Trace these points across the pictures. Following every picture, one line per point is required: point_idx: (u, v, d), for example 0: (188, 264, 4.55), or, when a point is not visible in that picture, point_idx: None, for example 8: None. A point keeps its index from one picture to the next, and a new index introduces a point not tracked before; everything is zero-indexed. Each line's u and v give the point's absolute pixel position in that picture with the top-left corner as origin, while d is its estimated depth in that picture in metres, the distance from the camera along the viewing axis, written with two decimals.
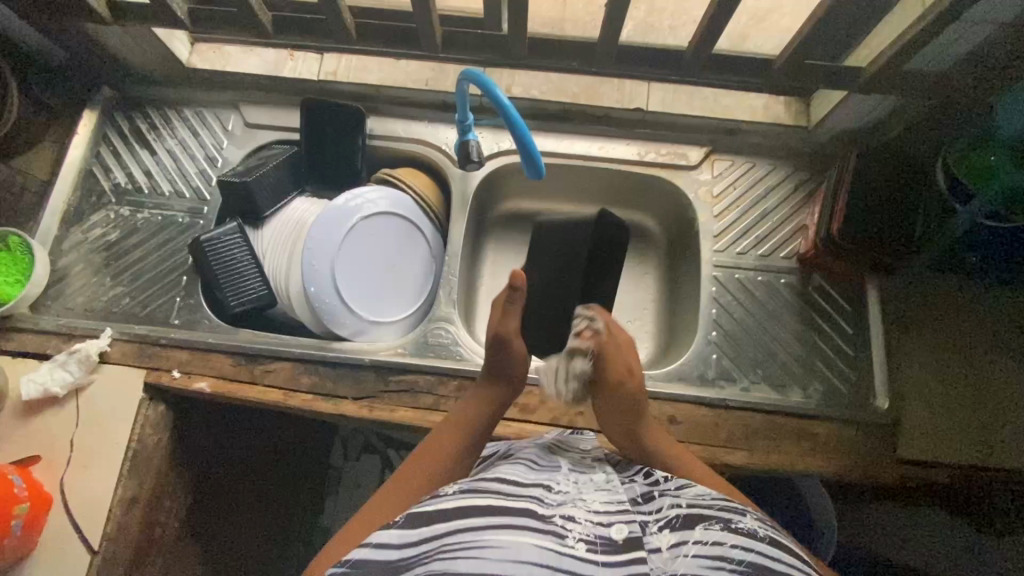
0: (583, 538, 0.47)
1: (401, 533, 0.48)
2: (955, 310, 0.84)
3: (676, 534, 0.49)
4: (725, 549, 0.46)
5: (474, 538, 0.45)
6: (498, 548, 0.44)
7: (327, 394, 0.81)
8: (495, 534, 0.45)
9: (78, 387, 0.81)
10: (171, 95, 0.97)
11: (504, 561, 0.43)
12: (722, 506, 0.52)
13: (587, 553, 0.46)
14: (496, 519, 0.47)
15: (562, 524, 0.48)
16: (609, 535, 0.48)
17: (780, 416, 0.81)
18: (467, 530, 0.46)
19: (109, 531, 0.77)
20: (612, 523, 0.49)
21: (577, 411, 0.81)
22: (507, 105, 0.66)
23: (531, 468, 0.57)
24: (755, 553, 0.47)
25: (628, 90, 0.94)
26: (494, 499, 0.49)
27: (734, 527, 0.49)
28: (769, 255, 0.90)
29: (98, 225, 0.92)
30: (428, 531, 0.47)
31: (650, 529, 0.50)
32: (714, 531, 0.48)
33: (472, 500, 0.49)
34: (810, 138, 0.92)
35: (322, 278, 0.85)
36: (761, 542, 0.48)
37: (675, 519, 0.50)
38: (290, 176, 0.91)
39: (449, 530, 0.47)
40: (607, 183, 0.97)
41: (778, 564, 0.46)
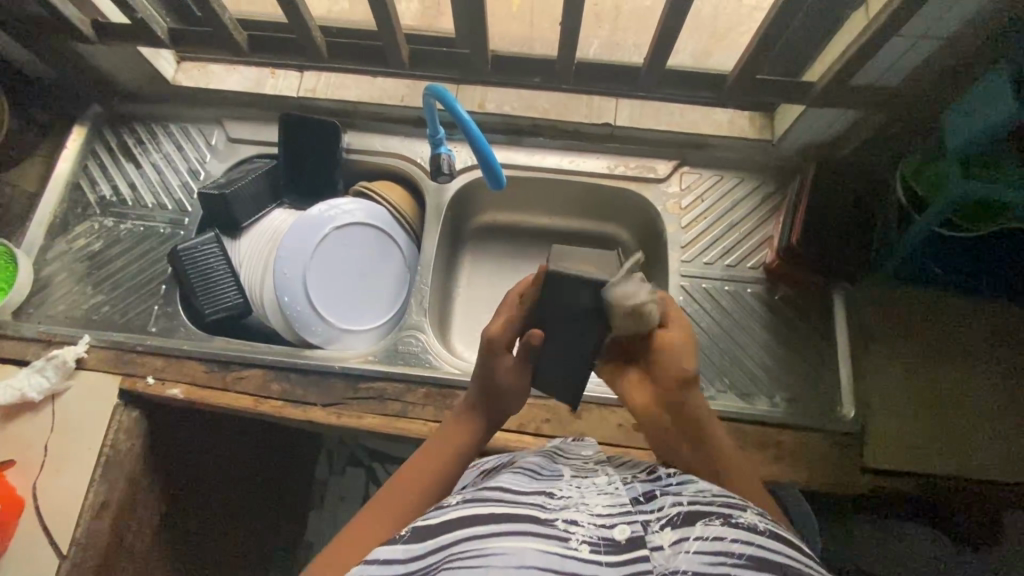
0: (586, 540, 0.44)
1: (406, 547, 0.46)
2: (926, 321, 0.84)
3: (678, 531, 0.45)
4: (726, 544, 0.44)
5: (475, 547, 0.43)
6: (501, 555, 0.42)
7: (297, 400, 0.82)
8: (498, 542, 0.43)
9: (54, 393, 0.83)
10: (157, 112, 1.01)
11: (507, 569, 0.41)
12: (723, 500, 0.49)
13: (591, 555, 0.43)
14: (498, 526, 0.44)
15: (564, 527, 0.45)
16: (612, 537, 0.44)
17: (746, 424, 0.82)
18: (467, 539, 0.44)
19: (78, 536, 0.78)
20: (614, 524, 0.46)
21: (544, 419, 0.82)
22: (466, 119, 0.69)
23: (531, 477, 0.53)
24: (756, 546, 0.44)
25: (597, 107, 0.97)
26: (493, 506, 0.46)
27: (735, 521, 0.46)
28: (735, 265, 0.91)
29: (82, 236, 0.95)
30: (430, 543, 0.45)
31: (653, 527, 0.46)
32: (714, 526, 0.45)
33: (471, 509, 0.46)
34: (776, 152, 0.94)
35: (295, 286, 0.87)
36: (762, 535, 0.45)
37: (677, 516, 0.47)
38: (268, 188, 0.93)
39: (450, 540, 0.45)
40: (579, 196, 0.99)
41: (779, 557, 0.44)
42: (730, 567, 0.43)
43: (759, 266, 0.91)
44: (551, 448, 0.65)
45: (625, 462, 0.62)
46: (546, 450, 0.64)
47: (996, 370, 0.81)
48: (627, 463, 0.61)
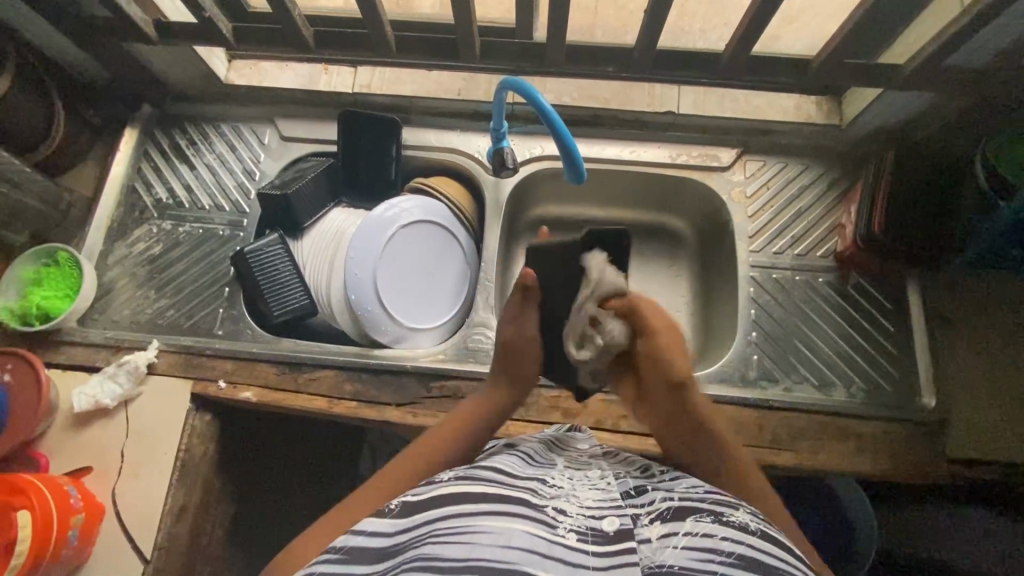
0: (574, 528, 0.45)
1: (393, 521, 0.46)
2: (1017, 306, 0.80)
3: (667, 526, 0.46)
4: (716, 541, 0.45)
5: (465, 524, 0.43)
6: (489, 533, 0.42)
7: (371, 401, 0.82)
8: (487, 520, 0.44)
9: (127, 398, 0.83)
10: (209, 112, 1.00)
11: (494, 547, 0.41)
12: (715, 500, 0.50)
13: (578, 542, 0.44)
14: (486, 506, 0.45)
15: (553, 515, 0.45)
16: (600, 527, 0.45)
17: (826, 415, 0.80)
18: (456, 517, 0.44)
19: (160, 540, 0.78)
20: (603, 516, 0.46)
21: (620, 414, 0.81)
22: (551, 111, 0.68)
23: (523, 465, 0.54)
24: (748, 546, 0.45)
25: (659, 96, 0.94)
26: (487, 487, 0.48)
27: (725, 520, 0.47)
28: (806, 254, 0.89)
29: (141, 240, 0.94)
30: (420, 518, 0.46)
31: (642, 521, 0.47)
32: (704, 523, 0.46)
33: (463, 488, 0.48)
34: (843, 137, 0.92)
35: (363, 285, 0.86)
36: (754, 536, 0.46)
37: (666, 511, 0.48)
38: (327, 187, 0.92)
39: (440, 515, 0.45)
40: (640, 186, 0.98)
41: (771, 559, 0.44)
42: (719, 564, 0.43)
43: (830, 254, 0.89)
44: (543, 439, 0.65)
45: (620, 458, 0.62)
46: (544, 439, 0.65)
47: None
48: (622, 459, 0.63)
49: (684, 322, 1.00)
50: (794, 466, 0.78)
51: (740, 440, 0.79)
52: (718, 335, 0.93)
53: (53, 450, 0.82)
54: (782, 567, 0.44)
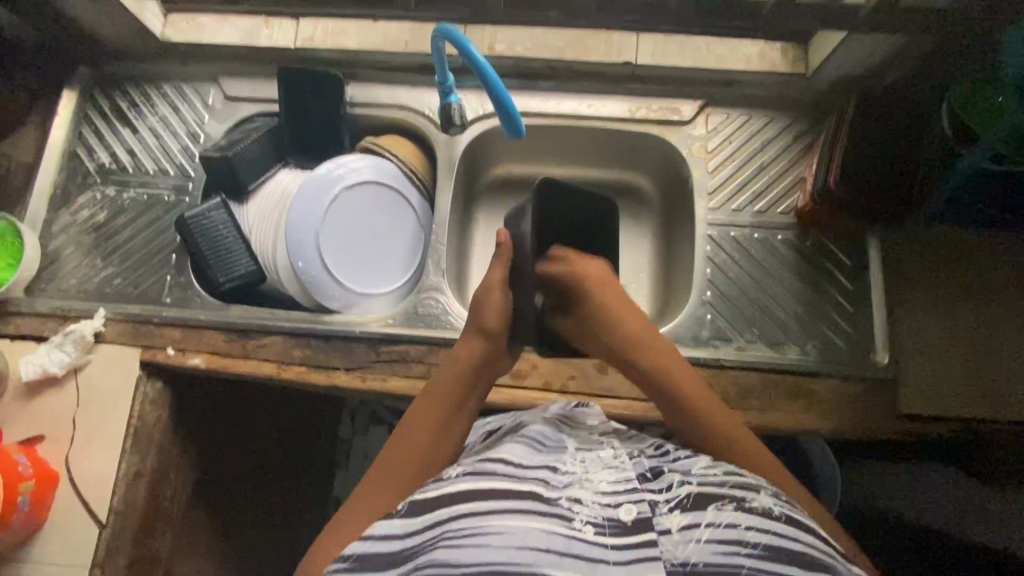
0: (591, 521, 0.47)
1: (403, 523, 0.48)
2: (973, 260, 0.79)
3: (688, 515, 0.48)
4: (740, 533, 0.47)
5: (476, 525, 0.46)
6: (501, 535, 0.45)
7: (320, 365, 0.81)
8: (501, 520, 0.46)
9: (77, 367, 0.83)
10: (150, 72, 0.96)
11: (509, 548, 0.44)
12: (734, 483, 0.51)
13: (597, 536, 0.46)
14: (499, 503, 0.47)
15: (568, 507, 0.48)
16: (619, 517, 0.48)
17: (777, 374, 0.80)
18: (467, 517, 0.46)
19: (116, 505, 0.79)
20: (619, 504, 0.49)
21: (569, 375, 0.81)
22: (482, 63, 0.65)
23: (531, 448, 0.54)
24: (771, 535, 0.47)
25: (617, 44, 0.89)
26: (499, 482, 0.48)
27: (747, 507, 0.49)
28: (765, 211, 0.87)
29: (86, 206, 0.92)
30: (431, 518, 0.47)
31: (661, 510, 0.49)
32: (727, 512, 0.48)
33: (475, 484, 0.48)
34: (809, 86, 0.88)
35: (308, 251, 0.84)
36: (774, 522, 0.48)
37: (686, 499, 0.49)
38: (272, 148, 0.89)
39: (450, 516, 0.47)
40: (599, 143, 0.95)
41: (791, 543, 0.47)
42: (743, 558, 0.46)
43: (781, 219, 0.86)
44: (551, 412, 0.64)
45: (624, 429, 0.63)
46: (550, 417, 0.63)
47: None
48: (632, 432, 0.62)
49: (645, 283, 0.98)
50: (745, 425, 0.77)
51: None
52: (676, 294, 0.92)
53: (5, 419, 0.82)
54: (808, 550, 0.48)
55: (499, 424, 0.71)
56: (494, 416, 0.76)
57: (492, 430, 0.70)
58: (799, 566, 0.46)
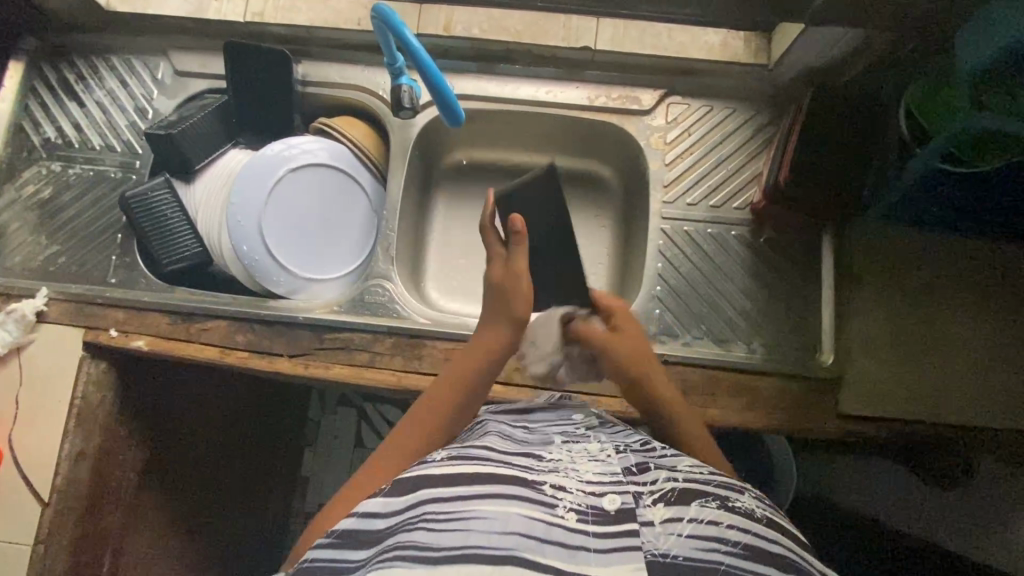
0: (574, 508, 0.47)
1: (387, 502, 0.48)
2: (917, 259, 0.79)
3: (671, 510, 0.48)
4: (722, 530, 0.46)
5: (459, 508, 0.45)
6: (486, 519, 0.44)
7: (263, 351, 0.80)
8: (483, 505, 0.45)
9: (20, 346, 0.82)
10: (97, 43, 0.93)
11: (491, 533, 0.43)
12: (721, 482, 0.51)
13: (578, 523, 0.46)
14: (484, 488, 0.47)
15: (552, 493, 0.48)
16: (601, 505, 0.47)
17: (720, 371, 0.79)
18: (450, 499, 0.46)
19: (58, 484, 0.80)
20: (602, 493, 0.48)
21: (513, 367, 0.80)
22: (417, 49, 0.65)
23: (520, 441, 0.56)
24: (754, 535, 0.47)
25: (575, 29, 0.86)
26: (484, 467, 0.49)
27: (731, 506, 0.49)
28: (721, 206, 0.85)
29: (31, 182, 0.90)
30: (412, 501, 0.47)
31: (644, 501, 0.48)
32: (710, 509, 0.48)
33: (460, 468, 0.49)
34: (772, 78, 0.86)
35: (252, 235, 0.83)
36: (756, 523, 0.48)
37: (670, 493, 0.49)
38: (221, 126, 0.87)
39: (432, 498, 0.46)
40: (559, 130, 0.93)
41: (774, 546, 0.47)
42: (722, 554, 0.45)
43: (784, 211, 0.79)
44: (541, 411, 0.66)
45: (618, 428, 0.63)
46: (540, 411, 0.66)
47: (975, 311, 0.77)
48: (620, 430, 0.63)
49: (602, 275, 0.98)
50: None
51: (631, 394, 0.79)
52: (630, 287, 0.91)
53: None
54: (788, 553, 0.47)
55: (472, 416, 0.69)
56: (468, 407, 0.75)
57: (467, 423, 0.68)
58: (778, 568, 0.45)
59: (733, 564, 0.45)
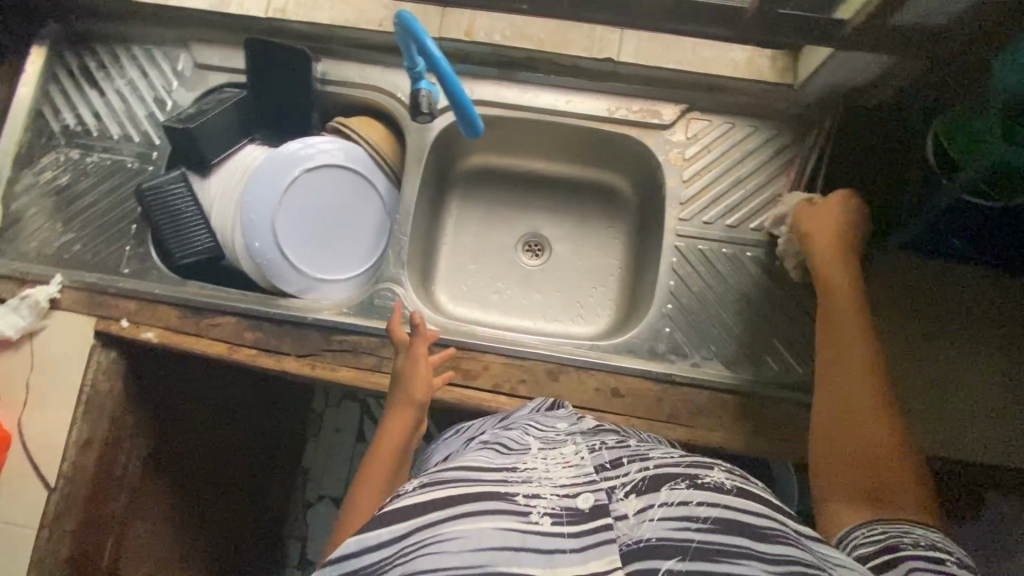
0: (548, 512, 0.41)
1: (358, 539, 0.40)
2: (909, 285, 0.79)
3: (642, 498, 0.43)
4: (692, 508, 0.42)
5: (434, 535, 0.39)
6: (458, 539, 0.39)
7: (271, 349, 0.81)
8: (456, 525, 0.40)
9: (32, 331, 0.83)
10: (120, 33, 0.94)
11: (466, 554, 0.38)
12: (691, 461, 0.47)
13: (554, 527, 0.40)
14: (456, 509, 0.41)
15: (525, 501, 0.42)
16: (575, 506, 0.42)
17: (728, 394, 0.79)
18: (427, 527, 0.40)
19: (66, 469, 0.81)
20: (576, 494, 0.43)
21: (519, 378, 0.80)
22: (437, 56, 0.63)
23: (494, 452, 0.50)
24: (727, 506, 0.42)
25: (599, 39, 0.85)
26: (455, 486, 0.43)
27: (700, 483, 0.44)
28: (737, 226, 0.84)
29: (49, 168, 0.90)
30: (386, 533, 0.40)
31: (617, 495, 0.43)
32: (680, 491, 0.43)
33: (432, 491, 0.42)
34: (797, 98, 0.84)
35: (265, 233, 0.83)
36: (729, 494, 0.43)
37: (640, 482, 0.44)
38: (238, 121, 0.87)
39: (410, 529, 0.40)
40: (578, 140, 0.92)
41: (752, 516, 0.41)
42: (695, 531, 0.40)
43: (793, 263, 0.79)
44: (524, 424, 0.62)
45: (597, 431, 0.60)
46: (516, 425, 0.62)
47: (971, 339, 0.77)
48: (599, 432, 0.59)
49: (613, 287, 0.98)
50: (687, 442, 0.77)
51: (638, 412, 0.78)
52: (640, 303, 0.90)
53: None
54: (764, 523, 0.41)
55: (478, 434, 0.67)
56: (471, 423, 0.73)
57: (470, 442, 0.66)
58: (756, 539, 0.40)
59: (707, 541, 0.39)
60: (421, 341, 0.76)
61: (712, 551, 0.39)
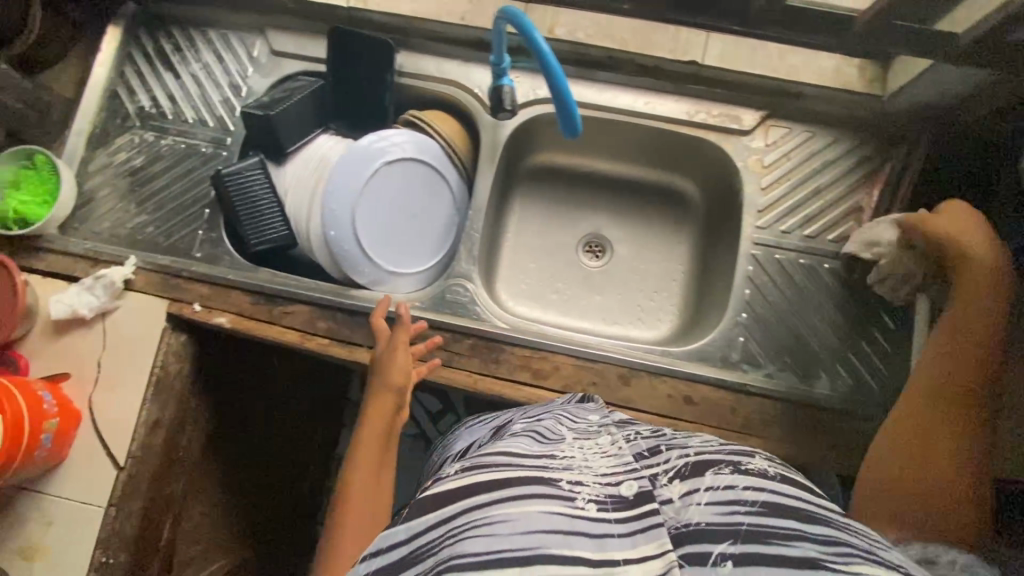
0: (593, 498, 0.41)
1: (409, 523, 0.40)
2: None
3: (687, 484, 0.43)
4: (739, 492, 0.41)
5: (482, 516, 0.38)
6: (507, 521, 0.38)
7: (343, 339, 0.81)
8: (502, 507, 0.39)
9: (105, 310, 0.83)
10: (197, 16, 0.93)
11: (516, 536, 0.37)
12: (730, 450, 0.46)
13: (599, 512, 0.40)
14: (501, 492, 0.40)
15: (569, 487, 0.41)
16: (620, 492, 0.42)
17: (803, 408, 0.78)
18: (473, 509, 0.39)
19: (134, 450, 0.81)
20: (619, 481, 0.43)
21: (591, 382, 0.79)
22: (546, 52, 0.62)
23: (534, 437, 0.49)
24: (771, 492, 0.41)
25: (684, 41, 0.85)
26: (497, 471, 0.42)
27: (744, 469, 0.43)
28: (815, 237, 0.83)
29: (123, 149, 0.91)
30: (433, 516, 0.39)
31: (661, 481, 0.43)
32: (725, 475, 0.43)
33: (475, 476, 0.41)
34: (882, 109, 0.83)
35: (343, 223, 0.83)
36: (772, 480, 0.42)
37: (683, 467, 0.44)
38: (315, 110, 0.87)
39: (457, 511, 0.39)
40: (651, 142, 0.92)
41: (797, 501, 0.41)
42: (745, 514, 0.39)
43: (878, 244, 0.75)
44: (556, 412, 0.60)
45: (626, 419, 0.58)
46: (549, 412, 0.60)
47: None
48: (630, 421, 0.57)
49: (676, 292, 0.97)
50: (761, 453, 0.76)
51: (711, 420, 0.78)
52: (708, 311, 0.90)
53: (34, 353, 0.83)
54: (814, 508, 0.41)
55: (505, 422, 0.64)
56: (499, 414, 0.70)
57: (496, 431, 0.63)
58: (804, 521, 0.39)
59: (756, 524, 0.39)
60: (402, 331, 0.76)
61: (762, 534, 0.38)
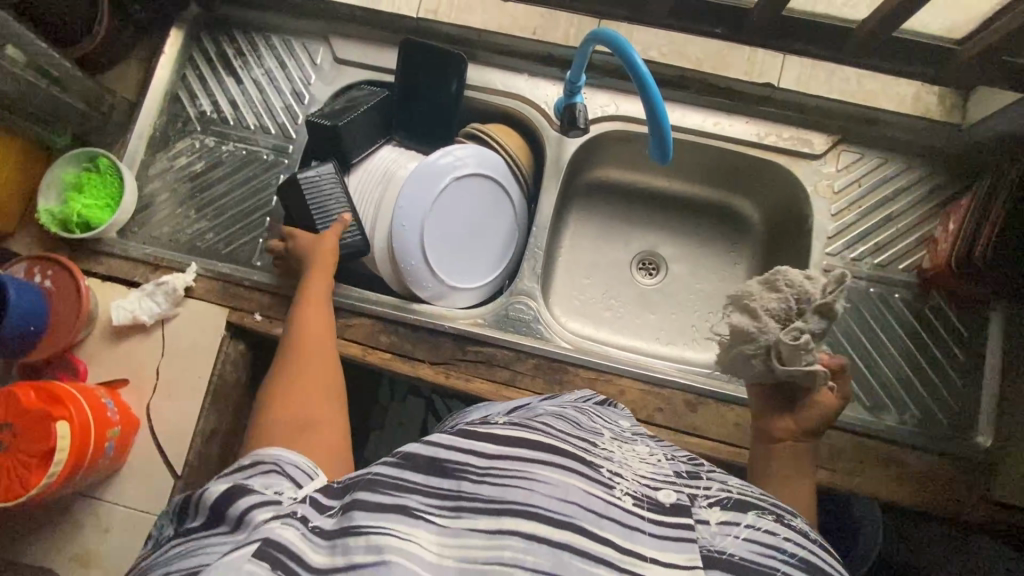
0: (631, 492, 0.39)
1: (454, 436, 0.39)
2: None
3: (727, 513, 0.41)
4: (778, 540, 0.40)
5: (524, 468, 0.37)
6: (548, 483, 0.37)
7: (406, 355, 0.80)
8: (545, 468, 0.38)
9: (165, 317, 0.83)
10: (261, 21, 0.93)
11: (551, 499, 0.36)
12: (772, 500, 0.44)
13: (635, 507, 0.38)
14: (543, 453, 0.39)
15: (609, 475, 0.40)
16: (657, 497, 0.40)
17: (871, 441, 0.77)
18: (515, 457, 0.38)
19: (191, 459, 0.80)
20: (659, 486, 0.41)
21: (656, 408, 0.78)
22: (645, 73, 0.63)
23: (572, 422, 0.47)
24: (811, 552, 0.40)
25: (760, 64, 0.85)
26: (541, 436, 0.40)
27: (786, 522, 0.42)
28: (885, 266, 0.82)
29: (183, 153, 0.90)
30: (476, 442, 0.38)
31: (700, 502, 0.42)
32: (767, 520, 0.41)
33: (521, 432, 0.40)
34: (957, 138, 0.82)
35: (409, 238, 0.81)
36: (814, 543, 0.41)
37: (726, 498, 0.43)
38: (380, 121, 0.86)
39: (500, 451, 0.38)
40: (715, 162, 0.90)
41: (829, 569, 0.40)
42: (781, 562, 0.38)
43: (804, 333, 0.64)
44: (585, 404, 0.57)
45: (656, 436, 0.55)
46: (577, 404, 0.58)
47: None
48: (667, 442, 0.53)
49: None
50: (831, 485, 0.75)
51: None
52: None
53: (91, 358, 0.82)
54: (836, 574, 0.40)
55: (524, 402, 0.61)
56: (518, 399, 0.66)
57: (512, 407, 0.59)
58: None
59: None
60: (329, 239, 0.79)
61: None
